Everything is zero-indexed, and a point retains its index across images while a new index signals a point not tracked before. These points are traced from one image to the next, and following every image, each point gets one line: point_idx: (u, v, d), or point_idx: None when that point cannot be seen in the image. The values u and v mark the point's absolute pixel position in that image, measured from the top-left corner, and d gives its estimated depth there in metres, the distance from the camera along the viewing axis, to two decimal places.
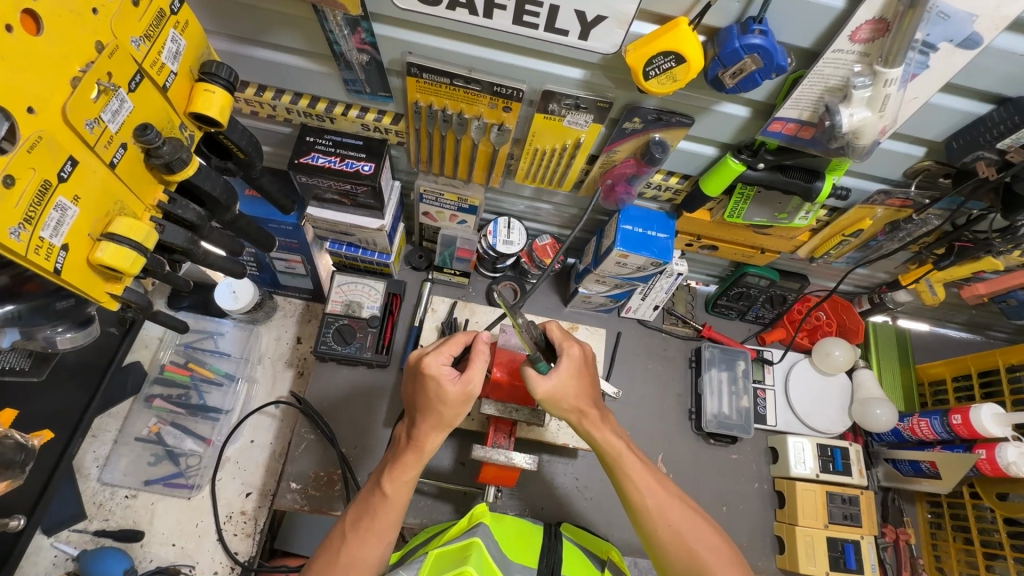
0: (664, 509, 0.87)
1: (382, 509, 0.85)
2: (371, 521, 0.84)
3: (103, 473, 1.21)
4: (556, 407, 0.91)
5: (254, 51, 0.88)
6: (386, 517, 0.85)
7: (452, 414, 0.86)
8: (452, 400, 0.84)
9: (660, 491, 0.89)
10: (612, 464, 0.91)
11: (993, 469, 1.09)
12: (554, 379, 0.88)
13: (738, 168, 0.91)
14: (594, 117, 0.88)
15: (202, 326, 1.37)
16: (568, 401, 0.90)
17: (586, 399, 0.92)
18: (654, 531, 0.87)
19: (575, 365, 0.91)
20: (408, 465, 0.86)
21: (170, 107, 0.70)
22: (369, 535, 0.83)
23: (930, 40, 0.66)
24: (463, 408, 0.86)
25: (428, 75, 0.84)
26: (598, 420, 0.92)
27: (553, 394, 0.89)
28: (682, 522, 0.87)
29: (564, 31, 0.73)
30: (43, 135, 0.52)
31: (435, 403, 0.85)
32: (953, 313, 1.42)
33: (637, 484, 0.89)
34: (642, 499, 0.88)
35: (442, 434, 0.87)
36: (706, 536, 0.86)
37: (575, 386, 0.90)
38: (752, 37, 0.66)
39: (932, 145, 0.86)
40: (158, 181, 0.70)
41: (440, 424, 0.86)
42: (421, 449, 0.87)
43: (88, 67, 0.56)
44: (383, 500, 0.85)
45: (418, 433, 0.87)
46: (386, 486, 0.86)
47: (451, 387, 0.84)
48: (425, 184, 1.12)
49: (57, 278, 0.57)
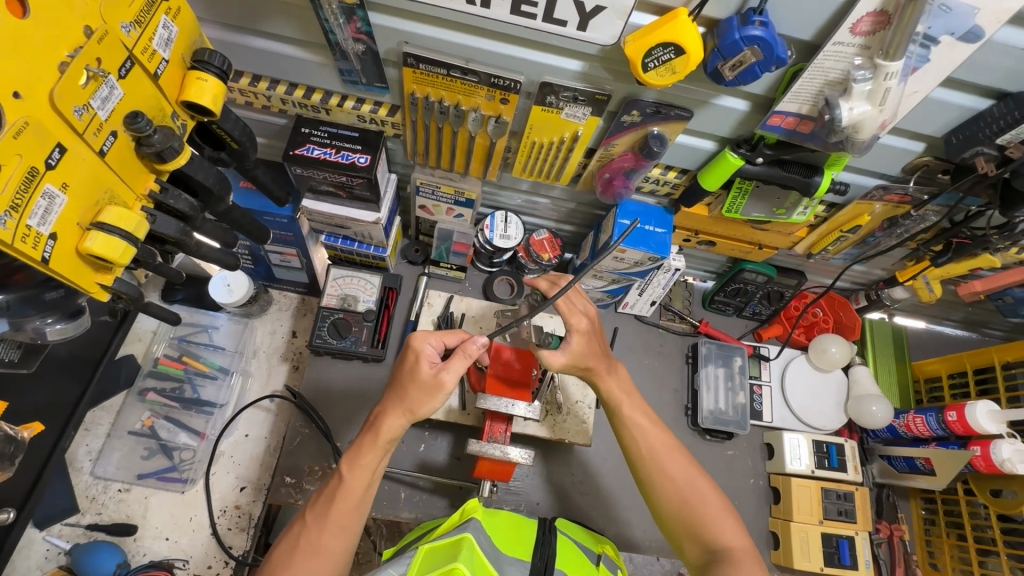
0: (660, 455, 0.91)
1: (339, 495, 0.83)
2: (327, 507, 0.83)
3: (95, 466, 1.19)
4: (573, 368, 0.94)
5: (248, 40, 0.87)
6: (343, 504, 0.83)
7: (420, 403, 0.85)
8: (421, 383, 0.85)
9: (658, 438, 0.93)
10: (614, 412, 0.95)
11: (987, 466, 1.09)
12: (568, 350, 0.92)
13: (736, 163, 0.90)
14: (592, 110, 0.87)
15: (196, 318, 1.34)
16: (583, 361, 0.94)
17: (597, 356, 0.95)
18: (649, 475, 0.91)
19: (586, 333, 0.94)
20: (365, 449, 0.85)
21: (161, 95, 0.68)
22: (325, 523, 0.82)
23: (931, 34, 0.65)
24: (433, 398, 0.85)
25: (424, 66, 0.83)
26: (606, 369, 0.96)
27: (571, 362, 0.92)
28: (677, 469, 0.90)
29: (562, 22, 0.72)
30: (30, 120, 0.51)
31: (403, 384, 0.87)
32: (950, 311, 1.42)
33: (636, 430, 0.93)
34: (639, 444, 0.92)
35: (402, 420, 0.85)
36: (699, 484, 0.89)
37: (588, 350, 0.93)
38: (752, 28, 0.65)
39: (931, 141, 0.85)
40: (149, 171, 0.69)
41: (400, 409, 0.85)
42: (379, 432, 0.85)
43: (76, 52, 0.55)
44: (339, 485, 0.84)
45: (380, 416, 0.86)
46: (344, 470, 0.85)
47: (424, 370, 0.86)
48: (421, 177, 1.11)
49: (45, 267, 0.56)
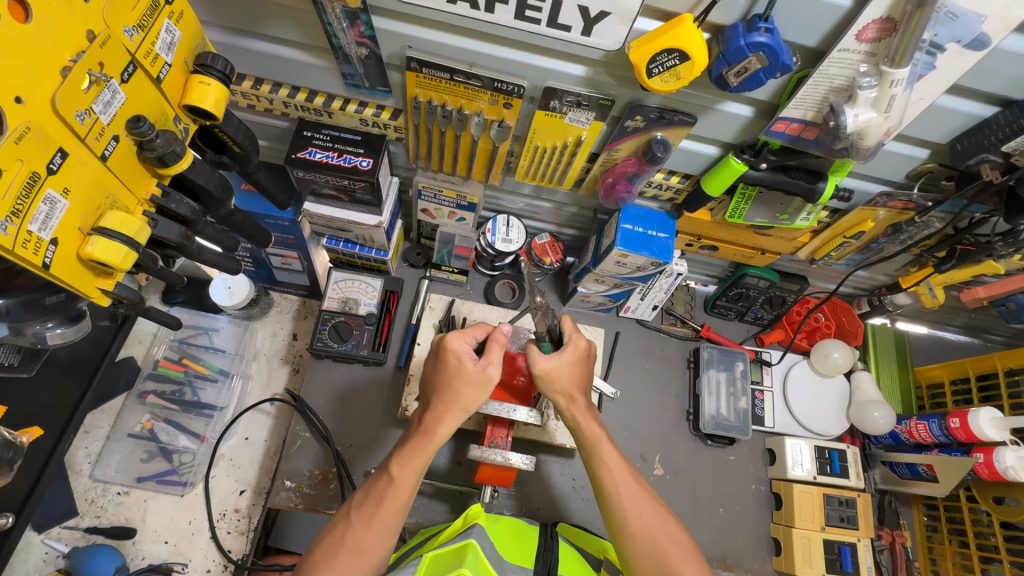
0: (635, 502, 0.86)
1: (388, 494, 0.83)
2: (375, 507, 0.82)
3: (95, 469, 1.19)
4: (549, 387, 0.91)
5: (250, 43, 0.86)
6: (392, 503, 0.82)
7: (471, 400, 0.86)
8: (470, 379, 0.86)
9: (633, 483, 0.88)
10: (591, 455, 0.90)
11: (990, 473, 1.08)
12: (554, 361, 0.89)
13: (740, 169, 0.90)
14: (596, 115, 0.87)
15: (196, 321, 1.35)
16: (562, 384, 0.90)
17: (579, 386, 0.92)
18: (622, 522, 0.85)
19: (580, 355, 0.91)
20: (416, 450, 0.84)
21: (163, 99, 0.68)
22: (373, 522, 0.81)
23: (938, 41, 0.65)
24: (481, 394, 0.86)
25: (427, 70, 0.83)
26: (584, 408, 0.92)
27: (550, 373, 0.89)
28: (650, 517, 0.85)
29: (566, 27, 0.72)
30: (31, 125, 0.51)
31: (451, 382, 0.87)
32: (952, 316, 1.42)
33: (612, 473, 0.88)
34: (615, 488, 0.87)
35: (457, 419, 0.86)
36: (672, 532, 0.84)
37: (572, 371, 0.90)
38: (757, 35, 0.65)
39: (935, 147, 0.85)
40: (151, 175, 0.69)
41: (455, 408, 0.85)
42: (432, 433, 0.85)
43: (78, 56, 0.55)
44: (390, 486, 0.83)
45: (432, 418, 0.86)
46: (394, 471, 0.83)
47: (469, 365, 0.86)
48: (423, 180, 1.10)
49: (45, 273, 0.55)
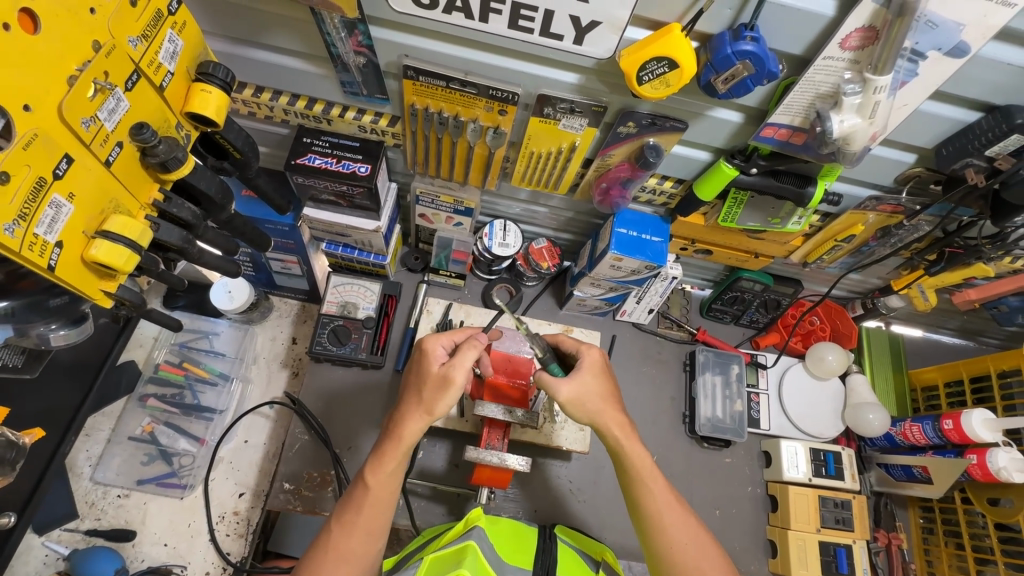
0: (679, 529, 0.87)
1: (366, 502, 0.84)
2: (354, 515, 0.84)
3: (96, 472, 1.21)
4: (580, 412, 0.90)
5: (251, 52, 0.88)
6: (371, 510, 0.84)
7: (436, 402, 0.84)
8: (432, 382, 0.85)
9: (677, 508, 0.89)
10: (634, 481, 0.90)
11: (984, 474, 1.09)
12: (574, 383, 0.89)
13: (731, 173, 0.92)
14: (589, 121, 0.88)
15: (197, 325, 1.37)
16: (592, 405, 0.89)
17: (610, 403, 0.91)
18: (662, 546, 0.87)
19: (595, 365, 0.93)
20: (388, 455, 0.85)
21: (166, 106, 0.70)
22: (353, 528, 0.83)
23: (919, 49, 0.67)
24: (446, 397, 0.84)
25: (424, 78, 0.85)
26: (627, 430, 0.91)
27: (576, 397, 0.89)
28: (693, 544, 0.86)
29: (558, 36, 0.74)
30: (39, 132, 0.53)
31: (419, 386, 0.87)
32: (946, 319, 1.43)
33: (656, 499, 0.89)
34: (658, 514, 0.88)
35: (421, 422, 0.85)
36: (713, 557, 0.86)
37: (596, 387, 0.91)
38: (743, 43, 0.67)
39: (922, 152, 0.87)
40: (153, 180, 0.71)
41: (419, 412, 0.85)
42: (401, 438, 0.85)
43: (84, 66, 0.57)
44: (365, 492, 0.85)
45: (400, 422, 0.86)
46: (369, 477, 0.85)
47: (433, 368, 0.86)
48: (421, 186, 1.12)
49: (50, 274, 0.57)
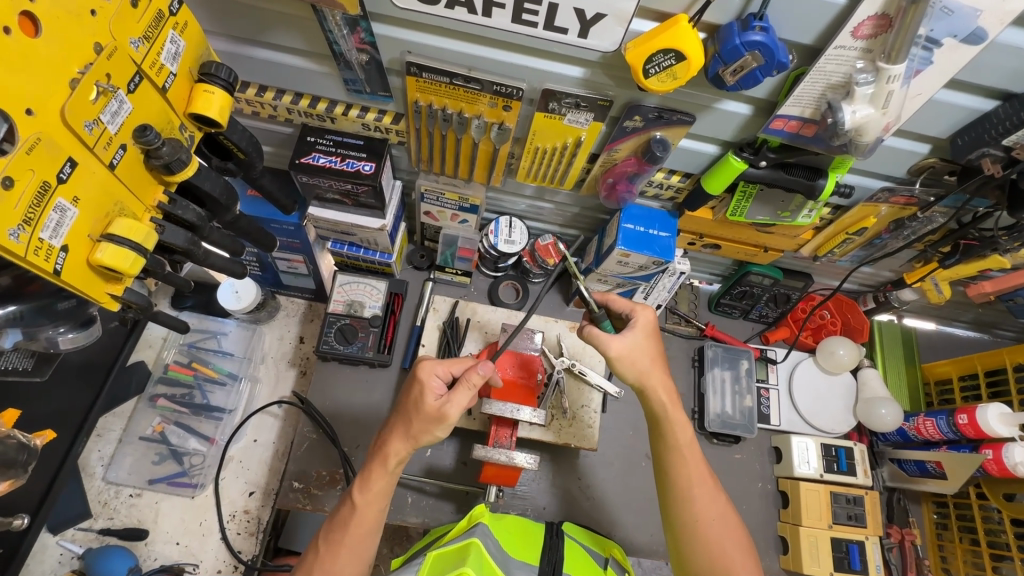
0: (706, 504, 0.86)
1: (354, 522, 0.85)
2: (341, 535, 0.85)
3: (108, 472, 1.22)
4: (628, 369, 0.90)
5: (254, 51, 0.88)
6: (359, 530, 0.85)
7: (428, 428, 0.86)
8: (427, 414, 0.85)
9: (708, 484, 0.88)
10: (669, 450, 0.90)
11: (1000, 470, 1.08)
12: (626, 339, 0.90)
13: (739, 167, 0.90)
14: (595, 116, 0.87)
15: (205, 325, 1.37)
16: (641, 363, 0.90)
17: (658, 365, 0.91)
18: (687, 518, 0.86)
19: (647, 327, 0.93)
20: (376, 477, 0.86)
21: (170, 108, 0.70)
22: (339, 550, 0.84)
23: (933, 36, 0.65)
24: (436, 425, 0.85)
25: (427, 74, 0.84)
26: (672, 398, 0.91)
27: (626, 353, 0.89)
28: (717, 521, 0.86)
29: (563, 29, 0.73)
30: (42, 136, 0.53)
31: (411, 412, 0.87)
32: (960, 312, 1.40)
33: (688, 472, 0.88)
34: (688, 487, 0.87)
35: (407, 445, 0.87)
36: (735, 537, 0.86)
37: (647, 347, 0.91)
38: (752, 34, 0.65)
39: (936, 142, 0.85)
40: (158, 182, 0.70)
41: (407, 437, 0.86)
42: (389, 459, 0.86)
43: (87, 68, 0.56)
44: (353, 512, 0.85)
45: (388, 443, 0.87)
46: (357, 497, 0.86)
47: (430, 401, 0.86)
48: (426, 183, 1.12)
49: (56, 279, 0.57)
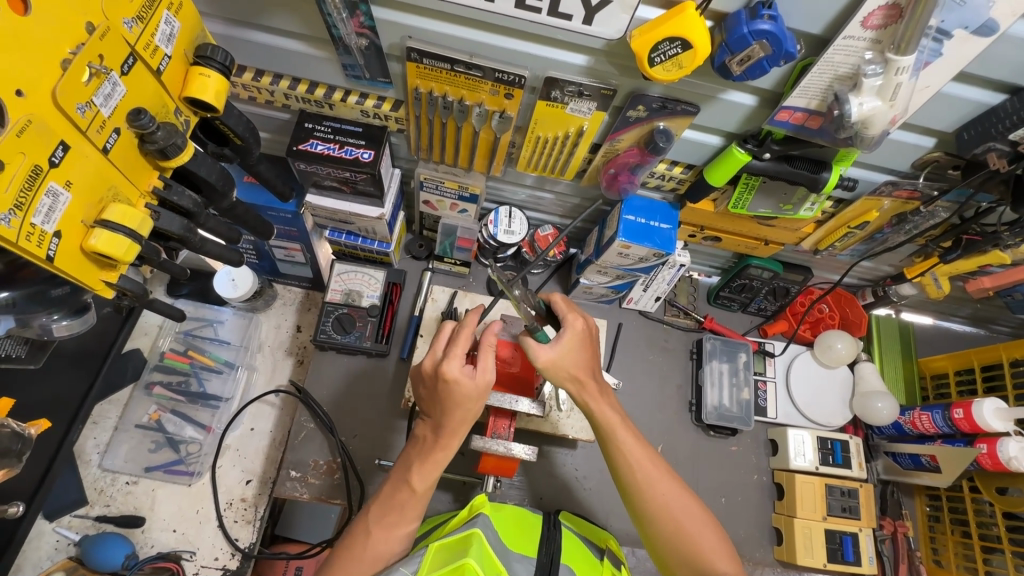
0: (654, 485, 0.86)
1: (410, 504, 0.85)
2: (398, 516, 0.84)
3: (104, 459, 1.21)
4: (556, 377, 0.88)
5: (250, 35, 0.86)
6: (411, 510, 0.85)
7: (474, 409, 0.83)
8: (473, 395, 0.82)
9: (651, 465, 0.88)
10: (607, 439, 0.89)
11: (994, 464, 1.07)
12: (555, 350, 0.86)
13: (743, 159, 0.89)
14: (598, 105, 0.86)
15: (200, 313, 1.36)
16: (568, 371, 0.88)
17: (586, 369, 0.89)
18: (642, 503, 0.86)
19: (579, 337, 0.89)
20: (438, 461, 0.85)
21: (164, 91, 0.68)
22: (395, 528, 0.84)
23: (944, 27, 0.64)
24: (479, 403, 0.83)
25: (428, 60, 0.82)
26: (596, 394, 0.90)
27: (554, 364, 0.87)
28: (669, 497, 0.86)
29: (567, 16, 0.71)
30: (33, 118, 0.51)
31: (456, 401, 0.82)
32: (957, 307, 1.41)
33: (628, 456, 0.88)
34: (631, 472, 0.87)
35: (466, 427, 0.85)
36: (691, 509, 0.86)
37: (574, 357, 0.88)
38: (761, 23, 0.64)
39: (942, 136, 0.84)
40: (153, 167, 0.69)
41: (463, 421, 0.84)
42: (450, 444, 0.85)
43: (79, 49, 0.55)
44: (412, 496, 0.84)
45: (444, 431, 0.84)
46: (416, 482, 0.84)
47: (471, 385, 0.81)
48: (425, 172, 1.10)
49: (49, 265, 0.56)
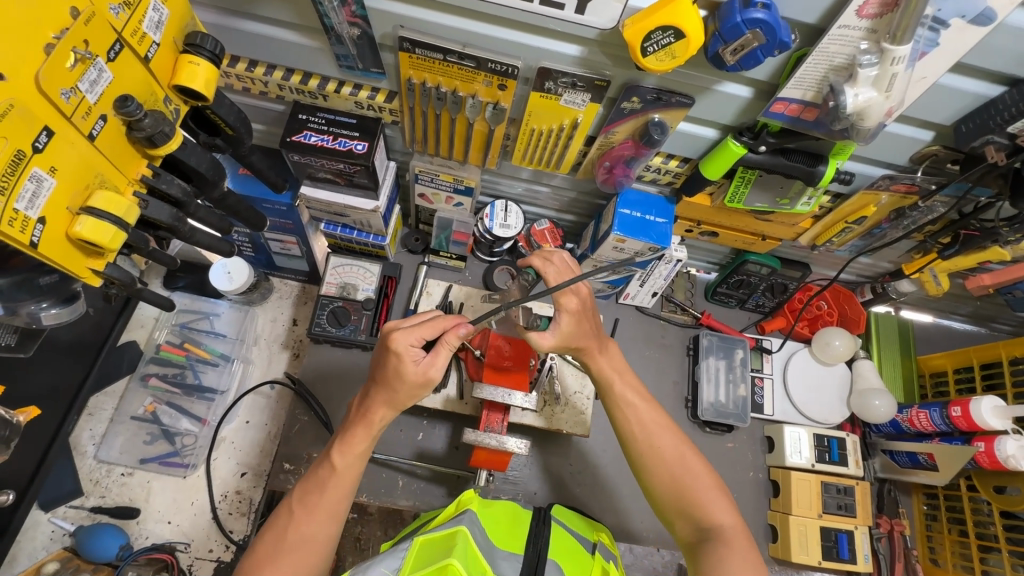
0: (653, 438, 0.87)
1: (331, 484, 0.83)
2: (318, 496, 0.82)
3: (99, 450, 1.21)
4: (564, 351, 0.88)
5: (243, 24, 0.85)
6: (334, 492, 0.83)
7: (407, 396, 0.83)
8: (412, 381, 0.82)
9: (650, 419, 0.88)
10: (607, 395, 0.91)
11: (991, 462, 1.06)
12: (558, 330, 0.85)
13: (739, 151, 0.88)
14: (592, 96, 0.85)
15: (197, 306, 1.34)
16: (578, 342, 0.87)
17: (587, 334, 0.89)
18: (640, 456, 0.87)
19: (576, 313, 0.87)
20: (357, 439, 0.84)
21: (153, 78, 0.68)
22: (316, 510, 0.82)
23: (941, 16, 0.63)
24: (418, 391, 0.83)
25: (420, 50, 0.82)
26: (598, 353, 0.91)
27: (561, 343, 0.86)
28: (667, 450, 0.86)
29: (559, 5, 0.70)
30: (14, 102, 0.51)
31: (393, 381, 0.82)
32: (957, 305, 1.39)
33: (626, 411, 0.89)
34: (629, 425, 0.88)
35: (388, 411, 0.85)
36: (692, 464, 0.85)
37: (578, 331, 0.86)
38: (754, 11, 0.63)
39: (940, 129, 0.83)
40: (142, 156, 0.69)
41: (388, 403, 0.84)
42: (370, 422, 0.85)
43: (62, 34, 0.54)
44: (331, 474, 0.83)
45: (369, 406, 0.85)
46: (337, 458, 0.84)
47: (412, 371, 0.81)
48: (420, 164, 1.10)
49: (33, 252, 0.56)
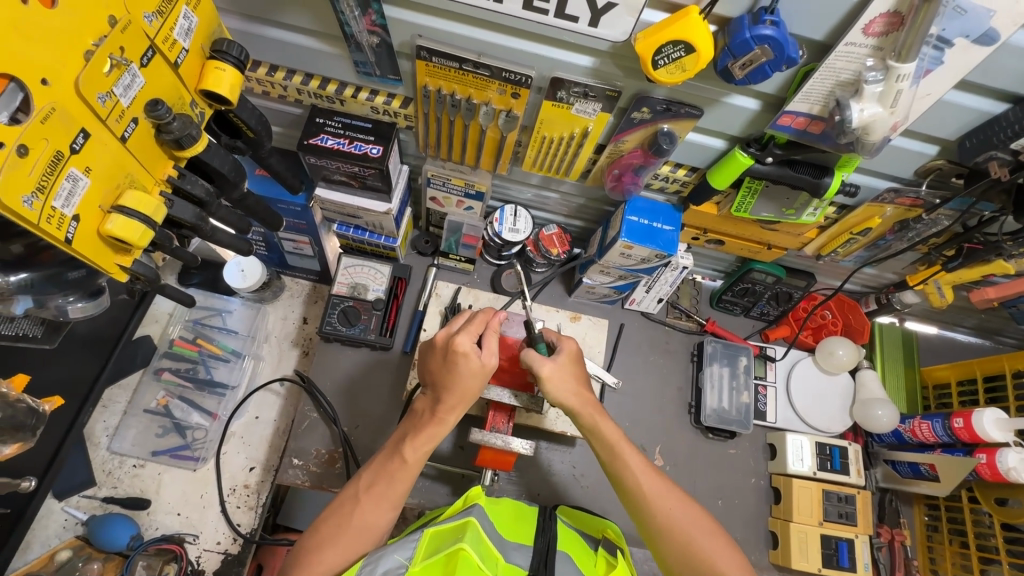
0: (651, 486, 0.87)
1: (399, 476, 0.86)
2: (385, 487, 0.86)
3: (112, 442, 1.23)
4: (560, 393, 0.92)
5: (265, 30, 0.88)
6: (401, 483, 0.86)
7: (474, 390, 0.88)
8: (476, 375, 0.87)
9: (648, 467, 0.89)
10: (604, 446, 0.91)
11: (992, 474, 1.08)
12: (554, 363, 0.92)
13: (745, 162, 0.90)
14: (603, 106, 0.87)
15: (210, 302, 1.38)
16: (570, 386, 0.92)
17: (582, 385, 0.94)
18: (640, 505, 0.87)
19: (572, 355, 0.95)
20: (427, 437, 0.87)
21: (181, 83, 0.70)
22: (381, 500, 0.85)
23: (945, 36, 0.65)
24: (481, 383, 0.88)
25: (437, 59, 0.84)
26: (592, 406, 0.93)
27: (555, 375, 0.91)
28: (665, 497, 0.87)
29: (574, 18, 0.72)
30: (56, 106, 0.54)
31: (459, 377, 0.87)
32: (962, 317, 1.40)
33: (625, 459, 0.90)
34: (628, 473, 0.88)
35: (461, 408, 0.88)
36: (690, 510, 0.86)
37: (574, 372, 0.94)
38: (763, 28, 0.65)
39: (945, 144, 0.84)
40: (168, 157, 0.71)
41: (461, 401, 0.88)
42: (442, 422, 0.88)
43: (101, 41, 0.57)
44: (402, 466, 0.87)
45: (440, 409, 0.88)
46: (406, 453, 0.87)
47: (477, 362, 0.87)
48: (433, 168, 1.12)
49: (67, 247, 0.58)
